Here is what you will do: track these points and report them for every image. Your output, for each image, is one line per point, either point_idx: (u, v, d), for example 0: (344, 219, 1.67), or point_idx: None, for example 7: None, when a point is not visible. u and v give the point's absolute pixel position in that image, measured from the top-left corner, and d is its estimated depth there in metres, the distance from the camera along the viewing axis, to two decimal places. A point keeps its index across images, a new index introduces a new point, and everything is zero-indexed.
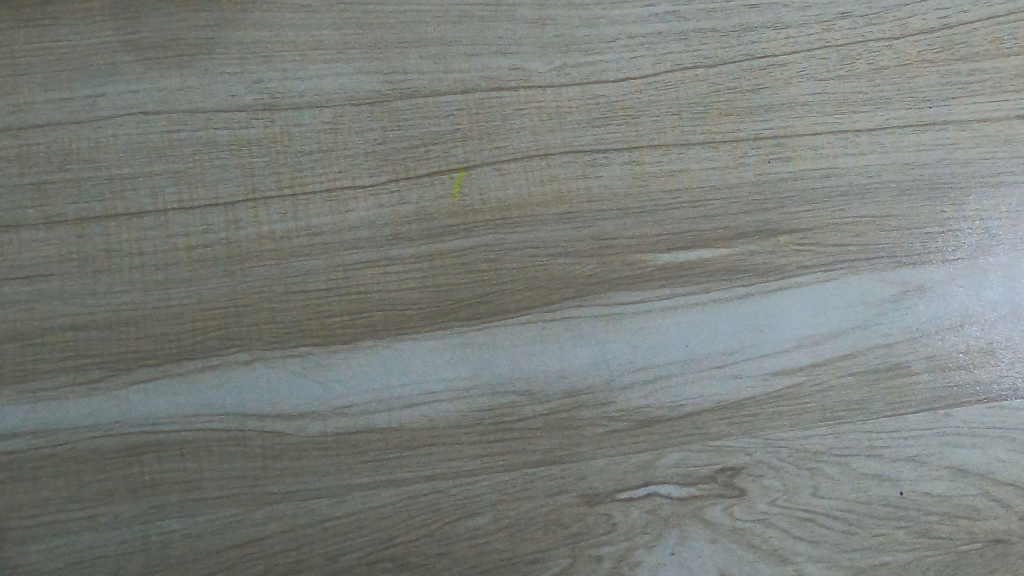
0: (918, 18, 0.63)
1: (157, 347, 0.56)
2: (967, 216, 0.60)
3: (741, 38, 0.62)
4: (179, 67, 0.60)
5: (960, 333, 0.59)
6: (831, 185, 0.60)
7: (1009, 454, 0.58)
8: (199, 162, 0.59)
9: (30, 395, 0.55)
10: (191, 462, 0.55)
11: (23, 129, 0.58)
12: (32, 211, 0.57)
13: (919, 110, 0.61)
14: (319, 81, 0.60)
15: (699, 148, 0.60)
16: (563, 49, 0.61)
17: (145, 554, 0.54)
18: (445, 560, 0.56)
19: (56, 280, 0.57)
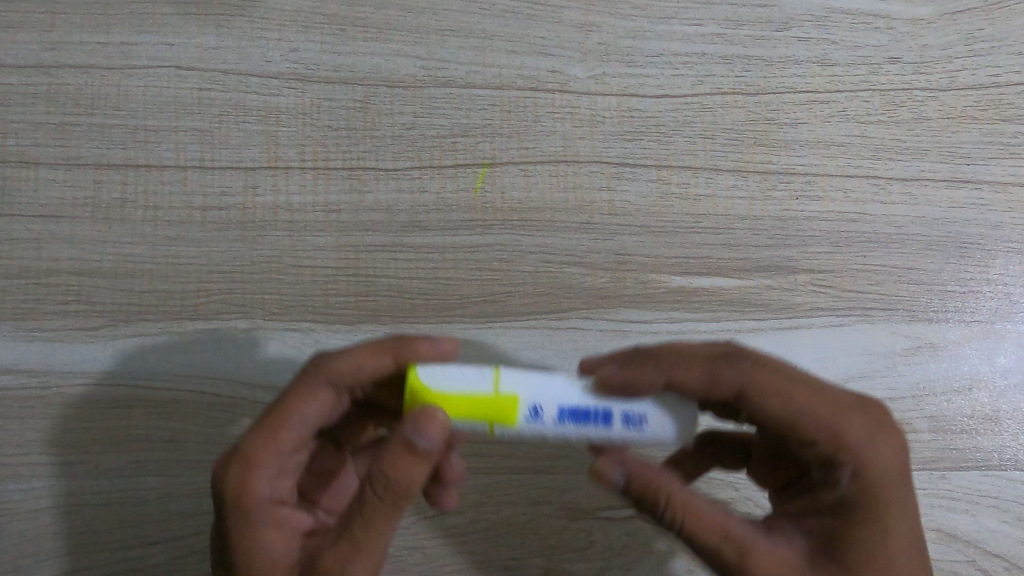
0: (969, 72, 0.62)
1: (160, 303, 0.56)
2: (991, 280, 0.59)
3: (786, 70, 0.61)
4: (217, 25, 0.59)
5: (967, 397, 0.58)
6: (856, 230, 0.59)
7: (1000, 525, 0.57)
8: (225, 123, 0.58)
9: (27, 334, 0.55)
10: (178, 422, 0.55)
11: (54, 68, 0.58)
12: (54, 151, 0.57)
13: (956, 166, 0.60)
14: (356, 58, 0.59)
15: (730, 175, 0.59)
16: (604, 58, 0.60)
17: (120, 508, 0.54)
18: (418, 555, 0.54)
19: (69, 222, 0.57)
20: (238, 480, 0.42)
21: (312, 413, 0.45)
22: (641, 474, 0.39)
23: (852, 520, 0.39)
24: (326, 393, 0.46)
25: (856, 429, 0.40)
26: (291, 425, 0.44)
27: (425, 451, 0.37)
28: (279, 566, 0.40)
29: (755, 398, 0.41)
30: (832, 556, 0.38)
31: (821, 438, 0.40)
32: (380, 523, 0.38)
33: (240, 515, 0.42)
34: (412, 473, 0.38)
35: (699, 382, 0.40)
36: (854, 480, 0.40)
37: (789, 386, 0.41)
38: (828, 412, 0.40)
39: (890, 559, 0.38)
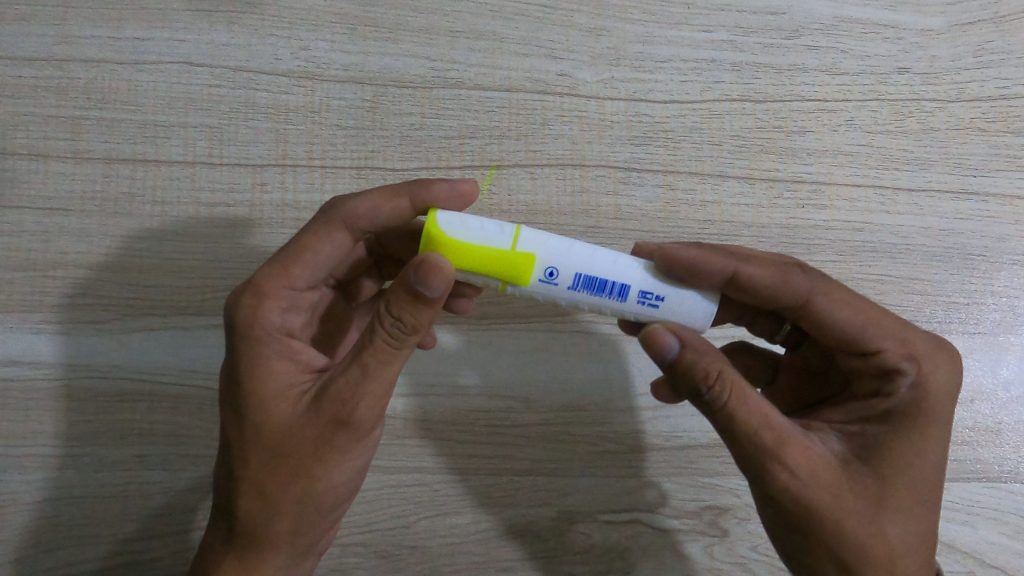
0: (977, 84, 0.62)
1: (167, 298, 0.56)
2: (995, 292, 0.59)
3: (794, 78, 0.61)
4: (229, 23, 0.60)
5: (969, 408, 0.58)
6: (862, 240, 0.59)
7: (998, 537, 0.56)
8: (235, 120, 0.58)
9: (33, 326, 0.55)
10: (181, 417, 0.55)
11: (65, 61, 0.59)
12: (63, 144, 0.58)
13: (962, 177, 0.60)
14: (366, 58, 0.60)
15: (736, 181, 0.60)
16: (614, 62, 0.61)
17: (122, 501, 0.54)
18: (418, 553, 0.54)
19: (77, 216, 0.57)
20: (251, 308, 0.43)
21: (326, 252, 0.47)
22: (698, 350, 0.38)
23: (901, 427, 0.39)
24: (344, 237, 0.47)
25: (914, 343, 0.41)
26: (305, 266, 0.46)
27: (436, 300, 0.37)
28: (288, 395, 0.41)
29: (820, 306, 0.42)
30: (866, 466, 0.38)
31: (877, 349, 0.42)
32: (388, 359, 0.39)
33: (254, 341, 0.42)
34: (429, 313, 0.37)
35: (767, 286, 0.43)
36: (909, 393, 0.40)
37: (850, 301, 0.42)
38: (882, 330, 0.42)
39: (926, 467, 0.38)
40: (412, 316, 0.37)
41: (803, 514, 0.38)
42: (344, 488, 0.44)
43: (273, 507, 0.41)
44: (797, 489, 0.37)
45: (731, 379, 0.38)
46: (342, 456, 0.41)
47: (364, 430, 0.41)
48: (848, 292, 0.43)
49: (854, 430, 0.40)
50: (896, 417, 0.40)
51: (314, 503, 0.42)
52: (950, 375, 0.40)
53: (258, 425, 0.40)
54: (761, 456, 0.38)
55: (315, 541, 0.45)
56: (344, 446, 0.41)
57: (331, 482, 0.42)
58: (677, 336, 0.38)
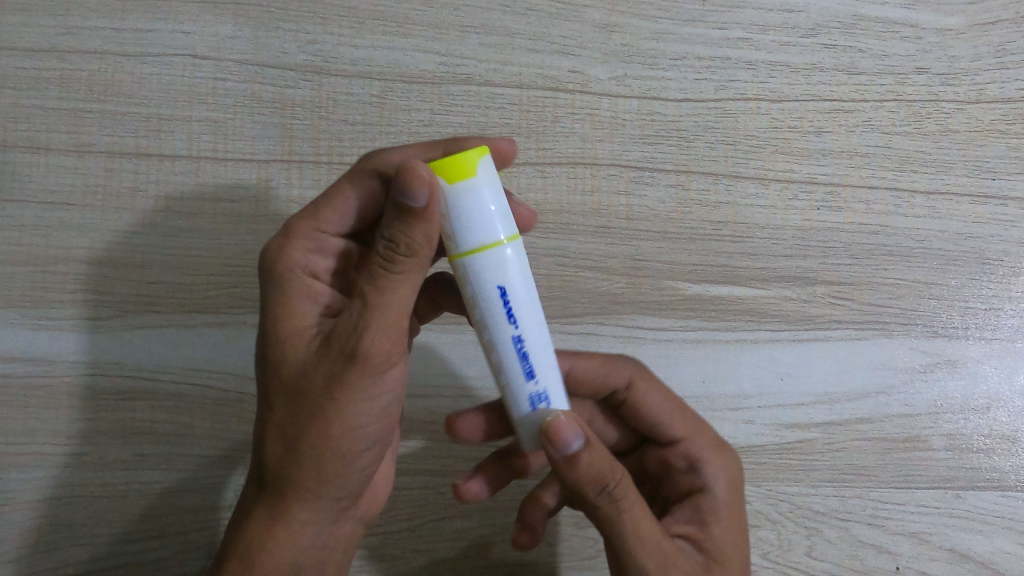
0: (997, 85, 0.61)
1: (169, 295, 0.55)
2: (1013, 298, 0.58)
3: (811, 77, 0.60)
4: (234, 15, 0.59)
5: (985, 416, 0.56)
6: (877, 243, 0.58)
7: (1015, 546, 0.55)
8: (240, 114, 0.57)
9: (33, 322, 0.54)
10: (183, 416, 0.54)
11: (68, 53, 0.58)
12: (65, 137, 0.57)
13: (981, 180, 0.59)
14: (375, 52, 0.59)
15: (750, 182, 0.58)
16: (627, 59, 0.60)
17: (123, 500, 0.53)
18: (422, 557, 0.53)
19: (79, 211, 0.56)
20: (277, 247, 0.43)
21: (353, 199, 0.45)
22: (597, 449, 0.36)
23: (736, 526, 0.44)
24: (370, 182, 0.45)
25: (707, 439, 0.47)
26: (337, 211, 0.45)
27: (426, 211, 0.34)
28: (306, 336, 0.40)
29: (638, 393, 0.48)
30: (716, 560, 0.42)
31: (679, 442, 0.47)
32: (396, 282, 0.36)
33: (277, 279, 0.43)
34: (426, 231, 0.35)
35: (596, 372, 0.48)
36: (717, 488, 0.45)
37: (662, 394, 0.48)
38: (686, 423, 0.48)
39: (743, 551, 0.44)
40: (406, 236, 0.35)
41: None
42: (369, 436, 0.40)
43: (294, 453, 0.39)
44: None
45: (625, 480, 0.37)
46: (357, 398, 0.38)
47: (380, 366, 0.38)
48: (659, 384, 0.49)
49: (692, 532, 0.43)
50: (718, 510, 0.44)
51: (335, 449, 0.39)
52: (736, 466, 0.47)
53: (278, 365, 0.40)
54: (653, 563, 0.38)
55: (349, 495, 0.42)
56: (358, 383, 0.38)
57: (350, 427, 0.39)
58: (579, 431, 0.36)
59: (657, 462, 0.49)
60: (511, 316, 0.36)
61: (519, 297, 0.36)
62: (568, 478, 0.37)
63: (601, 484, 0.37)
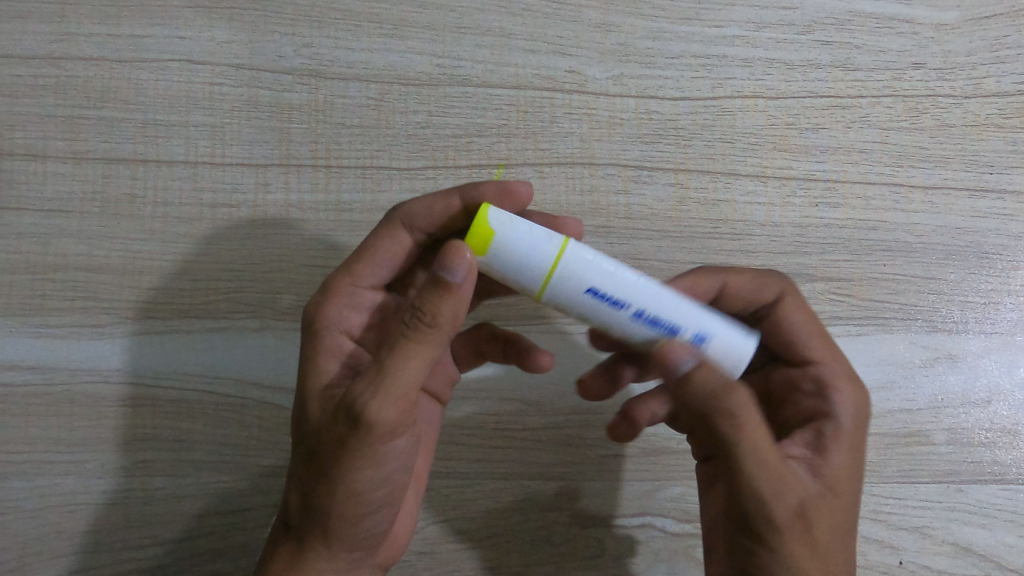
0: (993, 79, 0.61)
1: (169, 301, 0.55)
2: (1012, 291, 0.58)
3: (807, 73, 0.60)
4: (230, 19, 0.59)
5: (985, 410, 0.57)
6: (876, 238, 0.58)
7: (1017, 539, 0.55)
8: (237, 119, 0.57)
9: (33, 330, 0.54)
10: (185, 422, 0.54)
11: (63, 60, 0.58)
12: (61, 144, 0.57)
13: (978, 174, 0.59)
14: (371, 55, 0.58)
15: (749, 180, 0.58)
16: (623, 58, 0.60)
17: (126, 507, 0.53)
18: (427, 559, 0.53)
19: (76, 218, 0.56)
20: (314, 304, 0.45)
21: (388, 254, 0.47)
22: (711, 368, 0.37)
23: (856, 456, 0.42)
24: (407, 239, 0.47)
25: (843, 368, 0.45)
26: (371, 264, 0.47)
27: (459, 289, 0.36)
28: (323, 394, 0.42)
29: (784, 309, 0.47)
30: (831, 490, 0.40)
31: (816, 365, 0.46)
32: (410, 354, 0.37)
33: (311, 335, 0.44)
34: (452, 306, 0.36)
35: (748, 289, 0.47)
36: (845, 415, 0.43)
37: (807, 315, 0.47)
38: (828, 350, 0.46)
39: (858, 489, 0.41)
40: (426, 304, 0.36)
41: (796, 538, 0.38)
42: (374, 498, 0.41)
43: (309, 509, 0.41)
44: (795, 518, 0.38)
45: (745, 404, 0.37)
46: (360, 465, 0.39)
47: (386, 436, 0.38)
48: (804, 305, 0.48)
49: (809, 457, 0.41)
50: (839, 439, 0.42)
51: (343, 509, 0.40)
52: (863, 399, 0.44)
53: (301, 420, 0.42)
54: (761, 479, 0.37)
55: (360, 550, 0.43)
56: (363, 449, 0.38)
57: (354, 489, 0.40)
58: (691, 352, 0.37)
59: (782, 385, 0.47)
60: (618, 305, 0.38)
61: (612, 286, 0.37)
62: (688, 391, 0.37)
63: (717, 398, 0.36)
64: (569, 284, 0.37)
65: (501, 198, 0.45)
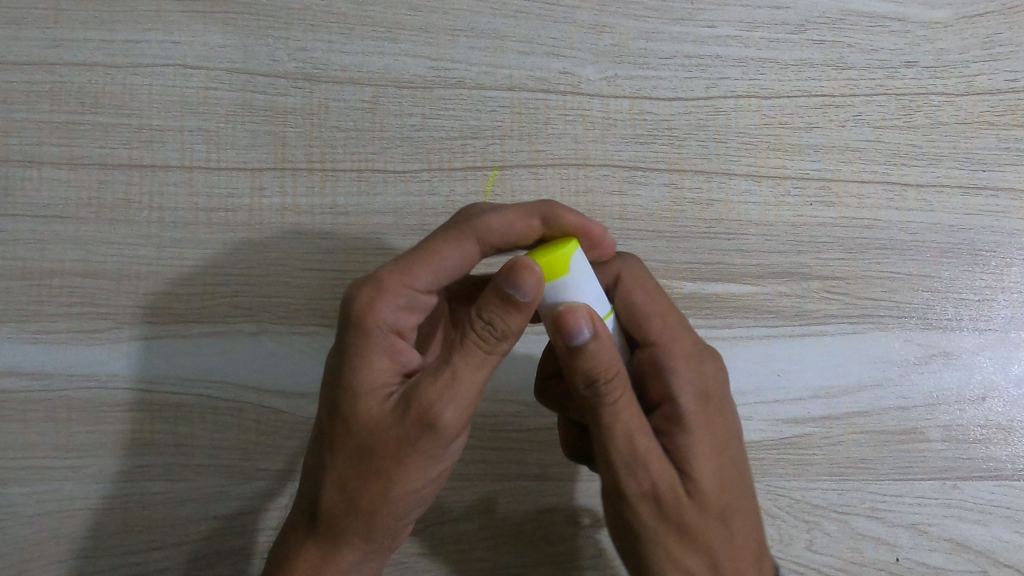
0: (986, 77, 0.61)
1: (166, 306, 0.55)
2: (1006, 288, 0.58)
3: (800, 73, 0.60)
4: (224, 24, 0.59)
5: (980, 406, 0.57)
6: (870, 236, 0.58)
7: (1013, 535, 0.55)
8: (232, 123, 0.57)
9: (31, 336, 0.54)
10: (183, 426, 0.54)
11: (57, 66, 0.58)
12: (57, 150, 0.57)
13: (972, 171, 0.60)
14: (365, 58, 0.59)
15: (743, 179, 0.59)
16: (617, 59, 0.60)
17: (125, 512, 0.53)
18: (426, 561, 0.53)
19: (72, 224, 0.56)
20: (368, 300, 0.42)
21: (455, 259, 0.45)
22: (603, 343, 0.38)
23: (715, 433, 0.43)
24: (473, 247, 0.46)
25: (683, 344, 0.46)
26: (430, 268, 0.44)
27: (527, 306, 0.38)
28: (380, 394, 0.41)
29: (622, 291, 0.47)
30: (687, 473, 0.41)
31: (654, 344, 0.46)
32: (480, 361, 0.39)
33: (360, 332, 0.42)
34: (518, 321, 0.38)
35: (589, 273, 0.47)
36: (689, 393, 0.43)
37: (649, 296, 0.47)
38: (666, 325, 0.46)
39: (729, 463, 0.42)
40: (502, 321, 0.38)
41: (651, 510, 0.40)
42: (420, 495, 0.42)
43: (353, 504, 0.41)
44: (646, 495, 0.40)
45: (619, 378, 0.39)
46: (421, 464, 0.40)
47: (448, 437, 0.40)
48: (649, 282, 0.48)
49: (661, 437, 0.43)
50: (682, 419, 0.42)
51: (390, 507, 0.41)
52: (712, 374, 0.45)
53: (348, 419, 0.40)
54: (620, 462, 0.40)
55: (384, 546, 0.44)
56: (430, 449, 0.40)
57: (409, 488, 0.41)
58: (590, 321, 0.38)
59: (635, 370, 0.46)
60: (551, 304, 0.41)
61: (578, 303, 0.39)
62: (569, 365, 0.39)
63: (591, 378, 0.38)
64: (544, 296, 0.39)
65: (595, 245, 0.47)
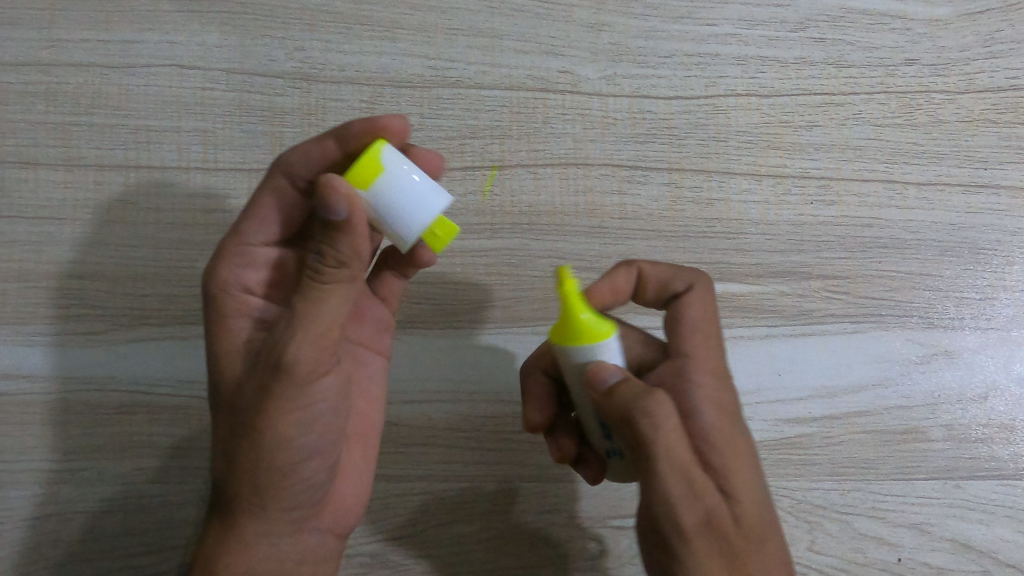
0: (987, 74, 0.61)
1: (163, 307, 0.55)
2: (1008, 286, 0.58)
3: (801, 71, 0.60)
4: (221, 23, 0.58)
5: (983, 406, 0.56)
6: (871, 235, 0.58)
7: (1015, 535, 0.55)
8: (230, 123, 0.57)
9: (27, 339, 0.54)
10: (181, 429, 0.54)
11: (53, 66, 0.57)
12: (53, 151, 0.56)
13: (973, 170, 0.59)
14: (363, 57, 0.58)
15: (743, 178, 0.58)
16: (616, 58, 0.59)
17: (123, 515, 0.53)
18: (425, 563, 0.53)
19: (69, 225, 0.56)
20: (210, 269, 0.45)
21: (270, 210, 0.46)
22: (634, 381, 0.38)
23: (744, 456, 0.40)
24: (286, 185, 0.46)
25: (710, 362, 0.43)
26: (257, 221, 0.46)
27: (348, 224, 0.36)
28: (234, 354, 0.43)
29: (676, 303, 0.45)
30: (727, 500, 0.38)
31: (682, 358, 0.43)
32: (305, 297, 0.38)
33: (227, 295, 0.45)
34: (351, 243, 0.37)
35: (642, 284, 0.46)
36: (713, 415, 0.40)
37: (704, 313, 0.44)
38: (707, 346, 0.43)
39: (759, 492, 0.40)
40: (330, 249, 0.37)
41: (707, 547, 0.37)
42: (304, 454, 0.41)
43: (248, 467, 0.40)
44: (702, 527, 0.37)
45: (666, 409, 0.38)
46: (280, 412, 0.39)
47: (302, 382, 0.39)
48: (710, 303, 0.45)
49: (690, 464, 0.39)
50: (714, 442, 0.40)
51: (277, 461, 0.41)
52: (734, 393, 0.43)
53: (220, 381, 0.42)
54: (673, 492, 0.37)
55: (303, 509, 0.43)
56: (286, 394, 0.39)
57: (279, 441, 0.40)
58: (617, 367, 0.39)
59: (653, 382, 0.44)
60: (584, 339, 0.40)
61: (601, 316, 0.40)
62: (606, 406, 0.38)
63: (632, 413, 0.37)
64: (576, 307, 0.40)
65: (371, 131, 0.42)
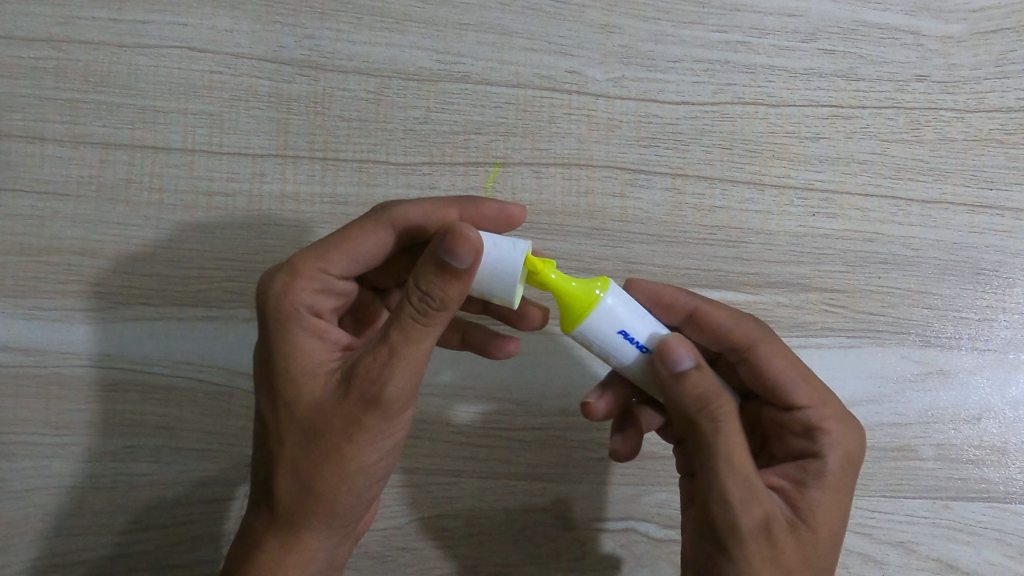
0: (997, 94, 0.60)
1: (162, 287, 0.55)
2: (1008, 309, 0.58)
3: (810, 82, 0.60)
4: (232, 8, 0.58)
5: (975, 426, 0.56)
6: (872, 250, 0.58)
7: (1003, 559, 0.54)
8: (236, 108, 0.57)
9: (25, 312, 0.55)
10: (173, 409, 0.54)
11: (64, 43, 0.58)
12: (60, 127, 0.57)
13: (978, 190, 0.59)
14: (372, 48, 0.58)
15: (746, 187, 0.58)
16: (624, 61, 0.59)
17: (112, 492, 0.53)
18: (409, 555, 0.53)
19: (73, 201, 0.56)
20: (282, 287, 0.43)
21: (365, 245, 0.46)
22: (706, 376, 0.38)
23: (828, 490, 0.42)
24: (388, 236, 0.46)
25: (835, 411, 0.45)
26: (345, 254, 0.45)
27: (466, 274, 0.37)
28: (321, 374, 0.41)
29: (760, 358, 0.46)
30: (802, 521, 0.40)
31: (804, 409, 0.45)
32: (412, 332, 0.38)
33: (286, 317, 0.43)
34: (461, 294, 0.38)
35: (727, 324, 0.47)
36: (831, 457, 0.43)
37: (788, 359, 0.46)
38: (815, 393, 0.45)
39: (836, 529, 0.41)
40: (442, 290, 0.37)
41: (762, 552, 0.38)
42: (376, 473, 0.42)
43: (310, 485, 0.41)
44: (758, 530, 0.38)
45: (727, 412, 0.38)
46: (367, 439, 0.40)
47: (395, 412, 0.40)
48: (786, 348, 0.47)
49: (787, 486, 0.42)
50: (821, 478, 0.42)
51: (349, 483, 0.41)
52: (860, 443, 0.45)
53: (290, 403, 0.41)
54: (738, 496, 0.37)
55: (351, 522, 0.44)
56: (381, 422, 0.40)
57: (362, 464, 0.41)
58: (691, 351, 0.38)
59: (771, 425, 0.47)
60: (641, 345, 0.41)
61: (642, 331, 0.40)
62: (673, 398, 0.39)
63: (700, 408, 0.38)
64: (602, 326, 0.40)
65: (495, 211, 0.47)
